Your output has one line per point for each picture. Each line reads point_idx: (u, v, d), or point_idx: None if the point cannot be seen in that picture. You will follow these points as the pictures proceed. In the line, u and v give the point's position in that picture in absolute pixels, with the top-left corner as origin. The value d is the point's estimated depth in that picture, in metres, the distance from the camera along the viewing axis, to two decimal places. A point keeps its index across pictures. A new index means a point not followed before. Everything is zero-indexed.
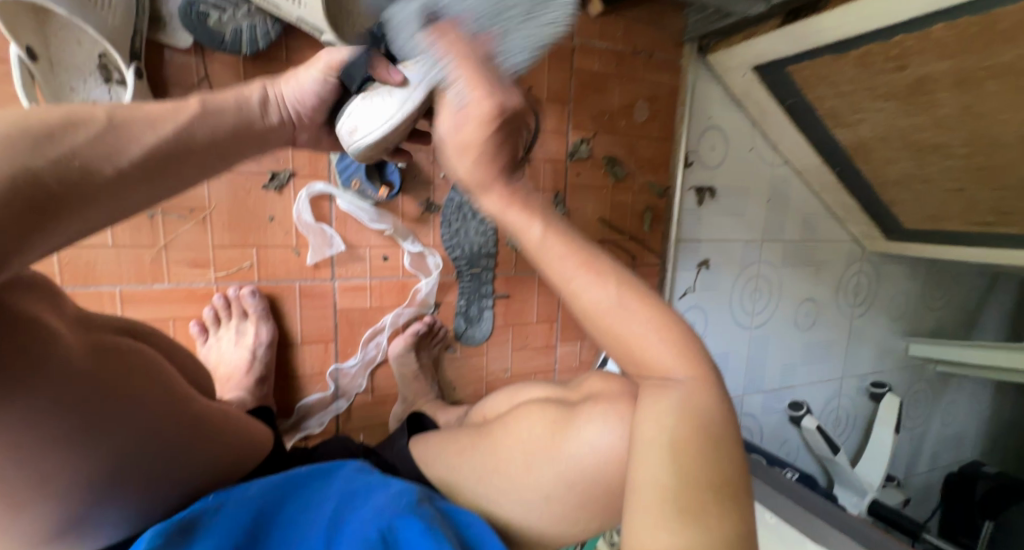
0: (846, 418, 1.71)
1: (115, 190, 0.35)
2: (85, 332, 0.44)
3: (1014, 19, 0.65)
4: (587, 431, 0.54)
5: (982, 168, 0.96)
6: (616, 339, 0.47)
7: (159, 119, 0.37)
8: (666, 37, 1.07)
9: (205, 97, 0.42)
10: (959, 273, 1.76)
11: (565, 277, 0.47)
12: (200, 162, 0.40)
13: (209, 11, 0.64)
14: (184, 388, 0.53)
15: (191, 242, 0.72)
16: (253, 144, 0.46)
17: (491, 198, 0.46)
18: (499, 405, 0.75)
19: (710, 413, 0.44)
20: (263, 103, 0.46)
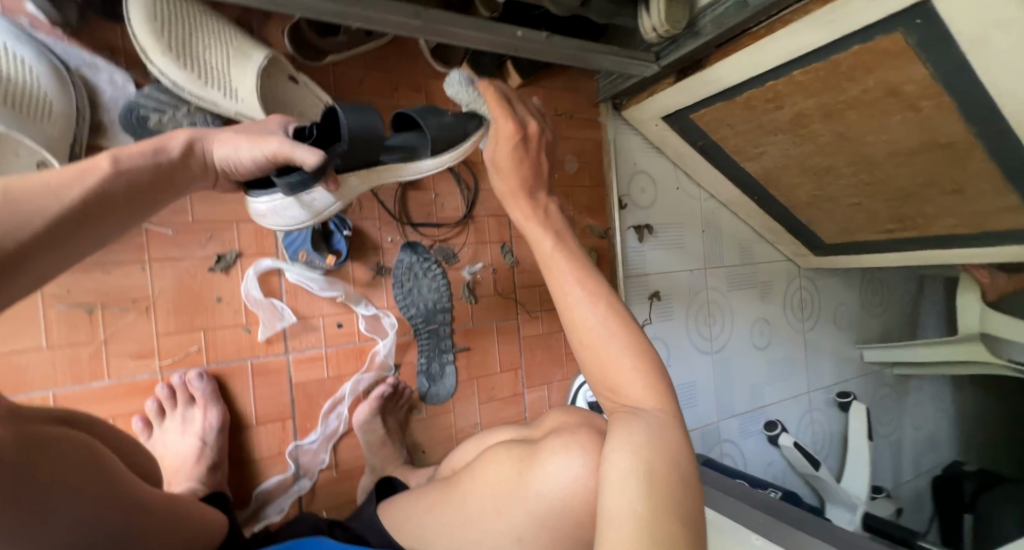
0: (823, 432, 1.73)
1: (19, 266, 0.34)
2: (14, 424, 0.43)
3: (850, 61, 0.78)
4: (551, 465, 0.53)
5: (870, 184, 1.08)
6: (596, 357, 0.49)
7: (66, 182, 0.38)
8: (583, 100, 1.19)
9: (118, 152, 0.43)
10: (890, 279, 1.90)
11: (563, 287, 0.52)
12: (111, 221, 0.41)
13: (150, 114, 0.67)
14: (128, 477, 0.52)
15: (133, 334, 0.71)
16: (165, 192, 0.47)
17: (517, 209, 0.58)
18: (468, 452, 0.74)
19: (681, 448, 0.43)
20: (185, 152, 0.49)
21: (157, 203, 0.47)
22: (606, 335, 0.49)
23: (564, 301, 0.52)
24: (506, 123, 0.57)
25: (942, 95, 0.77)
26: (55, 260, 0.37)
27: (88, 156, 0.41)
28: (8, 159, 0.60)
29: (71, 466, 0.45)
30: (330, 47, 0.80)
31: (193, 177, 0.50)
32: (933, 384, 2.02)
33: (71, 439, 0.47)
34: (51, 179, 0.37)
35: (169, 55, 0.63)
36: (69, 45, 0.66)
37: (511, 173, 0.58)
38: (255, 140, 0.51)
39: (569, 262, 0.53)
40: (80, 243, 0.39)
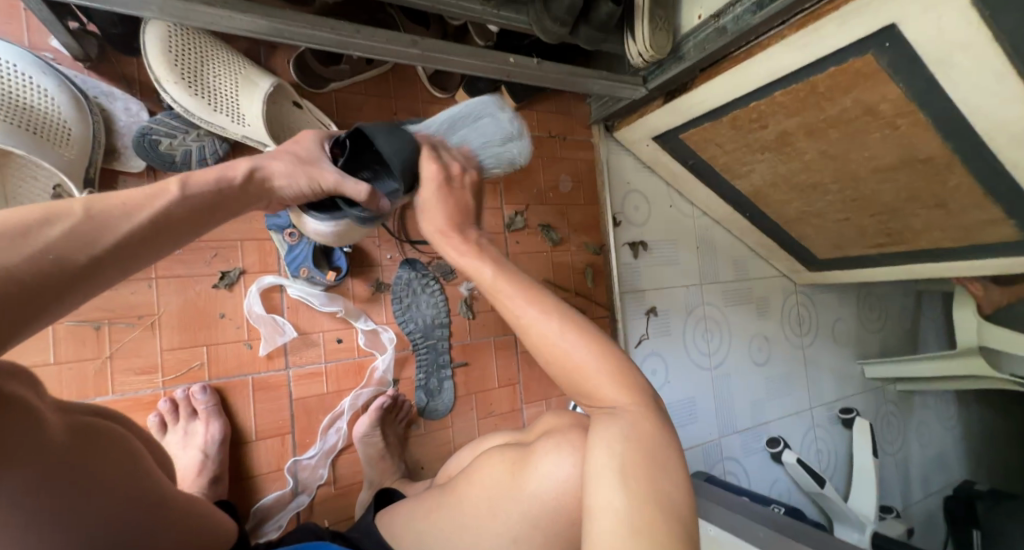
0: (827, 450, 1.70)
1: (90, 276, 0.37)
2: (63, 412, 0.44)
3: (827, 82, 0.82)
4: (544, 465, 0.54)
5: (856, 200, 1.11)
6: (563, 367, 0.50)
7: (134, 207, 0.42)
8: (576, 122, 1.24)
9: (185, 180, 0.47)
10: (886, 294, 1.91)
11: (515, 310, 0.52)
12: (174, 235, 0.45)
13: (161, 138, 0.69)
14: (151, 466, 0.52)
15: (138, 349, 0.73)
16: (229, 211, 0.50)
17: (453, 243, 0.57)
18: (463, 459, 0.75)
19: (659, 438, 0.45)
20: (246, 180, 0.52)
21: (222, 220, 0.50)
22: (567, 345, 0.50)
23: (519, 324, 0.52)
24: (443, 154, 0.64)
25: (916, 113, 0.80)
26: (125, 271, 0.41)
27: (157, 185, 0.45)
28: (26, 181, 0.63)
29: (108, 458, 0.46)
30: (332, 75, 0.85)
31: (255, 199, 0.53)
32: (937, 401, 2.01)
33: (109, 433, 0.48)
34: (121, 200, 0.41)
35: (181, 83, 0.68)
36: (90, 76, 0.70)
37: (443, 207, 0.59)
38: (314, 175, 0.57)
39: (518, 282, 0.53)
40: (145, 256, 0.42)
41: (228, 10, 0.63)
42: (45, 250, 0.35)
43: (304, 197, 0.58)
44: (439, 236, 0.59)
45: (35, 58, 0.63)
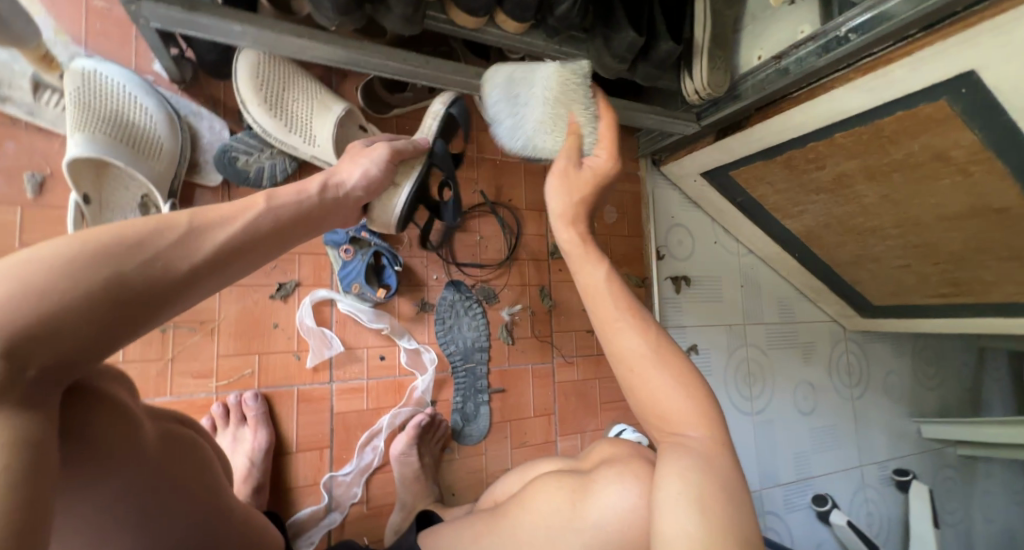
0: (880, 514, 1.57)
1: (188, 284, 0.37)
2: (158, 421, 0.44)
3: (893, 126, 0.80)
4: (606, 496, 0.53)
5: (919, 246, 1.06)
6: (644, 393, 0.48)
7: (231, 217, 0.41)
8: (623, 154, 1.25)
9: (272, 193, 0.46)
10: (944, 348, 1.80)
11: (612, 318, 0.50)
12: (261, 251, 0.43)
13: (239, 155, 0.75)
14: (220, 476, 0.52)
15: (198, 354, 0.76)
16: (310, 225, 0.50)
17: (570, 234, 0.54)
18: (512, 484, 0.72)
19: (731, 472, 0.43)
20: (319, 191, 0.51)
21: (304, 232, 0.50)
22: (653, 364, 0.48)
23: (611, 328, 0.50)
24: (603, 161, 0.56)
25: (993, 161, 0.76)
26: (220, 282, 0.40)
27: (250, 195, 0.44)
28: (118, 191, 0.68)
29: (190, 463, 0.46)
30: (396, 102, 0.89)
31: (331, 212, 0.53)
32: (1004, 470, 1.84)
33: (190, 438, 0.48)
34: (222, 210, 0.40)
35: (263, 106, 0.73)
36: (182, 97, 0.76)
37: (585, 199, 0.55)
38: (370, 153, 0.61)
39: (620, 295, 0.51)
40: (240, 264, 0.42)
41: (312, 41, 0.67)
42: (151, 260, 0.34)
43: (374, 179, 0.59)
44: (557, 215, 0.55)
45: (142, 80, 0.69)
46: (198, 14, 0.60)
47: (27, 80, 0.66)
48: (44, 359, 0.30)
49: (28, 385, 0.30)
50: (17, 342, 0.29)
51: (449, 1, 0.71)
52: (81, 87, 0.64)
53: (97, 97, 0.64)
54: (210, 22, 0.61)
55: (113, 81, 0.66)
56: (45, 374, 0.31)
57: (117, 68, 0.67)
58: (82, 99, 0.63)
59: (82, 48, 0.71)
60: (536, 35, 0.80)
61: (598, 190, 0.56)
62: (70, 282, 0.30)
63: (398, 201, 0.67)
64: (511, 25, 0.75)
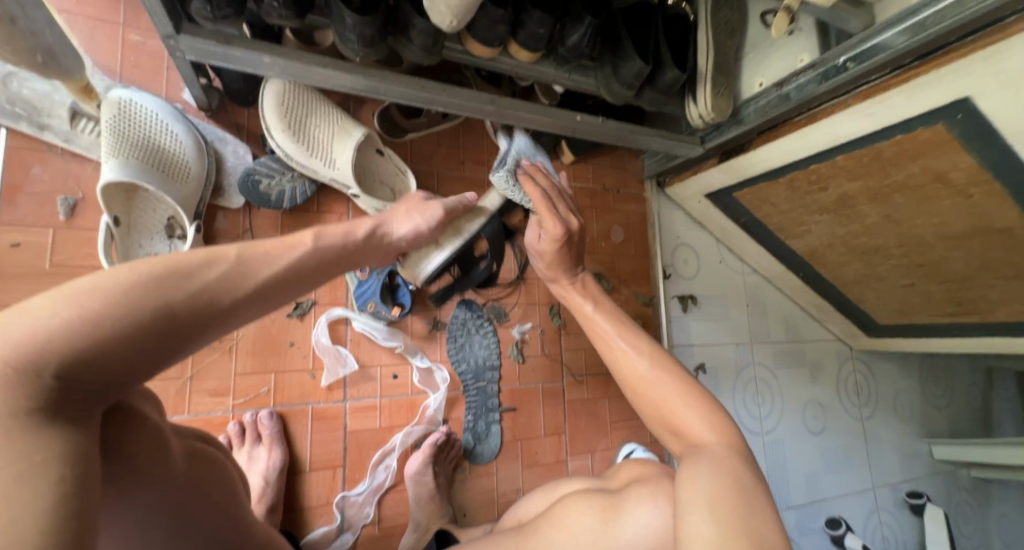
0: (896, 539, 1.53)
1: (227, 317, 0.40)
2: (183, 438, 0.46)
3: (892, 149, 0.82)
4: (638, 513, 0.53)
5: (923, 265, 1.08)
6: (653, 406, 0.55)
7: (276, 255, 0.44)
8: (629, 176, 1.28)
9: (320, 231, 0.50)
10: (952, 367, 1.79)
11: (612, 346, 0.60)
12: (297, 285, 0.46)
13: (261, 178, 0.78)
14: (241, 496, 0.52)
15: (215, 372, 0.77)
16: (347, 265, 0.53)
17: (560, 287, 0.70)
18: (535, 504, 0.73)
19: (747, 477, 0.45)
20: (367, 236, 0.55)
21: (337, 274, 0.52)
22: (653, 382, 0.55)
23: (613, 356, 0.60)
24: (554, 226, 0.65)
25: (991, 183, 0.79)
26: (256, 315, 0.43)
27: (297, 233, 0.48)
28: (146, 213, 0.70)
29: (215, 484, 0.47)
30: (411, 127, 0.93)
31: (372, 253, 0.56)
32: (1019, 493, 1.81)
33: (215, 457, 0.49)
34: (267, 248, 0.44)
35: (286, 130, 0.76)
36: (209, 124, 0.80)
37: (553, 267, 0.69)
38: (425, 211, 0.64)
39: (613, 321, 0.63)
40: (274, 301, 0.45)
41: (336, 71, 0.71)
42: (196, 293, 0.37)
43: (420, 236, 0.63)
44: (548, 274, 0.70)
45: (173, 109, 0.73)
46: (232, 47, 0.64)
47: (65, 109, 0.69)
48: (86, 383, 0.33)
49: (72, 406, 0.32)
50: (71, 364, 0.31)
51: (465, 34, 0.74)
52: (116, 115, 0.67)
53: (130, 125, 0.67)
54: (241, 54, 0.65)
55: (146, 110, 0.69)
56: (87, 398, 0.33)
57: (151, 98, 0.71)
58: (117, 127, 0.66)
59: (117, 80, 0.75)
60: (546, 64, 0.83)
61: (573, 249, 0.68)
62: (122, 308, 0.33)
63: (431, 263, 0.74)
64: (524, 55, 0.79)
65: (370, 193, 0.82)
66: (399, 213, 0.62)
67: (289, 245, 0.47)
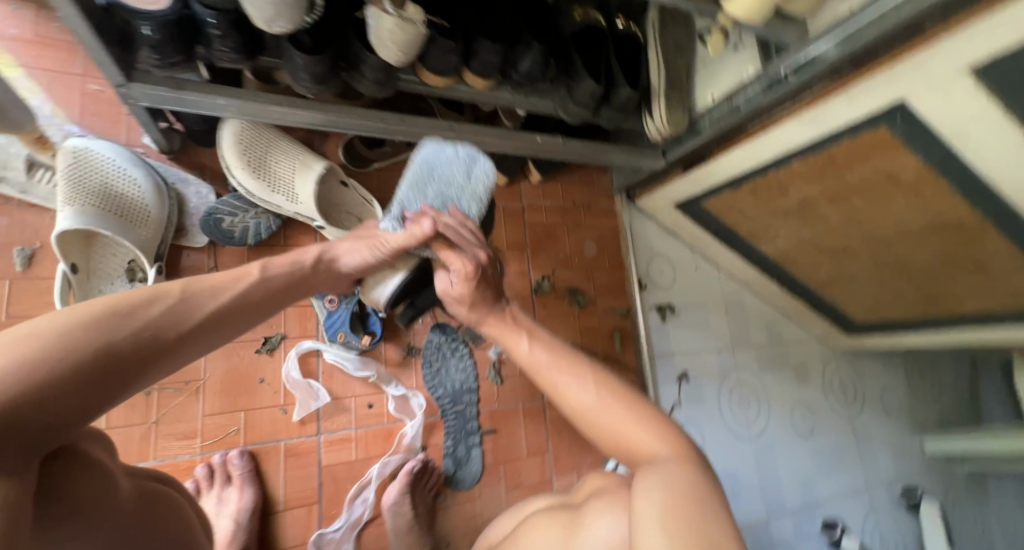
0: (894, 538, 1.52)
1: (172, 349, 0.41)
2: (132, 479, 0.44)
3: (844, 152, 0.85)
4: (596, 527, 0.52)
5: (889, 263, 1.09)
6: (601, 431, 0.56)
7: (219, 289, 0.47)
8: (599, 191, 1.30)
9: (267, 262, 0.54)
10: (937, 361, 1.81)
11: (555, 382, 0.60)
12: (243, 315, 0.49)
13: (223, 216, 0.78)
14: (197, 538, 0.50)
15: (183, 414, 0.77)
16: (291, 295, 0.56)
17: (484, 319, 0.69)
18: (502, 526, 0.72)
19: (698, 485, 0.45)
20: (315, 262, 0.60)
21: (279, 306, 0.55)
22: (601, 410, 0.56)
23: (557, 392, 0.60)
24: (461, 267, 0.65)
25: (939, 180, 0.80)
26: (199, 347, 0.45)
27: (242, 267, 0.52)
28: (106, 258, 0.71)
29: (165, 530, 0.44)
30: (376, 156, 0.94)
31: (319, 282, 0.61)
32: (1017, 484, 1.80)
33: (170, 500, 0.47)
34: (208, 282, 0.47)
35: (247, 169, 0.76)
36: (171, 165, 0.80)
37: (476, 300, 0.68)
38: (374, 243, 0.65)
39: (551, 357, 0.63)
40: (222, 333, 0.47)
41: (292, 108, 0.72)
42: (144, 327, 0.39)
43: (367, 266, 0.65)
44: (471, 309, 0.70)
45: (130, 153, 0.73)
46: (186, 92, 0.65)
47: (21, 161, 0.69)
48: (35, 425, 0.32)
49: (13, 453, 0.30)
50: (21, 406, 0.30)
51: (418, 65, 0.76)
52: (71, 164, 0.68)
53: (87, 172, 0.68)
54: (197, 98, 0.66)
55: (103, 157, 0.70)
56: (35, 436, 0.32)
57: (107, 144, 0.71)
58: (73, 175, 0.67)
59: (76, 129, 0.76)
60: (503, 90, 0.85)
61: (488, 283, 0.69)
62: (74, 343, 0.34)
63: (387, 285, 0.69)
64: (479, 82, 0.81)
65: (335, 224, 0.83)
66: (346, 246, 0.64)
67: (233, 278, 0.50)
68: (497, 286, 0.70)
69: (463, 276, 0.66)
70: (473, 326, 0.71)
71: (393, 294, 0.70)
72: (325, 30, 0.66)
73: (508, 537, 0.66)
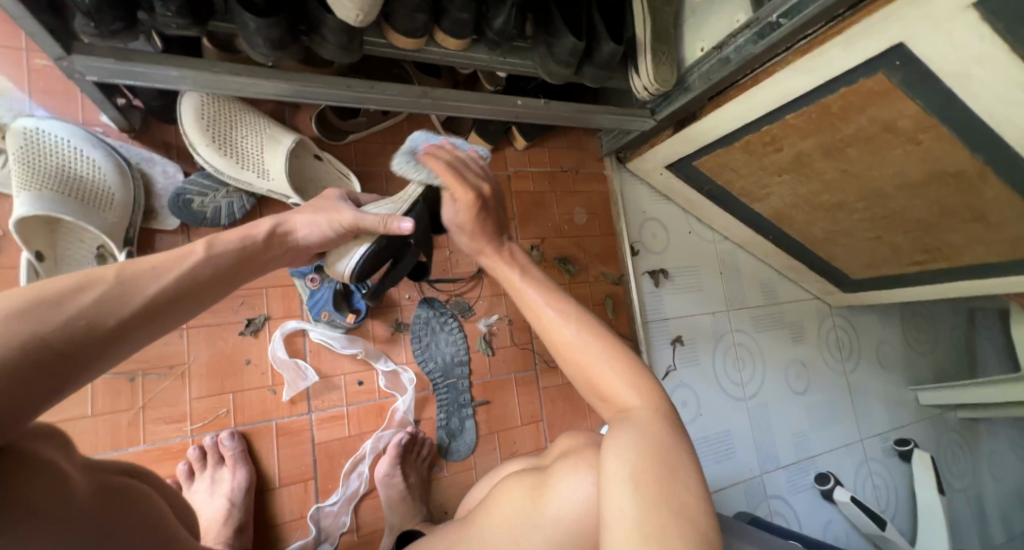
0: (886, 486, 1.55)
1: (113, 341, 0.38)
2: (91, 473, 0.42)
3: (839, 103, 0.81)
4: (564, 485, 0.54)
5: (886, 217, 1.06)
6: (582, 373, 0.55)
7: (163, 269, 0.43)
8: (588, 155, 1.26)
9: (212, 240, 0.50)
10: (934, 314, 1.80)
11: (541, 312, 0.59)
12: (192, 299, 0.45)
13: (193, 197, 0.75)
14: (173, 525, 0.49)
15: (170, 399, 0.76)
16: (246, 271, 0.53)
17: (485, 251, 0.67)
18: (479, 491, 0.75)
19: (667, 443, 0.44)
20: (269, 236, 0.55)
21: (235, 282, 0.52)
22: (582, 348, 0.55)
23: (541, 324, 0.59)
24: (463, 194, 0.61)
25: (938, 128, 0.77)
26: (147, 335, 0.41)
27: (187, 244, 0.47)
28: (73, 245, 0.68)
29: (126, 522, 0.43)
30: (351, 128, 0.90)
31: (276, 257, 0.56)
32: (1009, 431, 1.83)
33: (133, 493, 0.45)
34: (150, 263, 0.43)
35: (212, 146, 0.73)
36: (134, 145, 0.77)
37: (473, 229, 0.65)
38: (334, 216, 0.61)
39: (537, 290, 0.61)
40: (167, 320, 0.43)
41: (252, 78, 0.68)
42: (74, 318, 0.35)
43: (326, 241, 0.61)
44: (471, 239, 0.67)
45: (86, 133, 0.70)
46: (134, 64, 0.61)
47: None
48: None
49: None
50: None
51: (385, 26, 0.71)
52: (23, 146, 0.64)
53: (40, 156, 0.65)
54: (148, 70, 0.62)
55: (58, 139, 0.67)
56: None
57: (60, 124, 0.68)
58: (26, 158, 0.64)
59: (29, 110, 0.72)
60: (478, 50, 0.80)
61: (490, 214, 0.65)
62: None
63: (352, 257, 0.64)
64: (452, 43, 0.76)
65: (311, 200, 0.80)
66: (303, 217, 0.60)
67: (177, 257, 0.45)
68: (498, 218, 0.67)
69: (465, 204, 0.62)
70: (475, 256, 0.70)
71: (360, 267, 0.64)
72: None
73: (482, 503, 0.68)
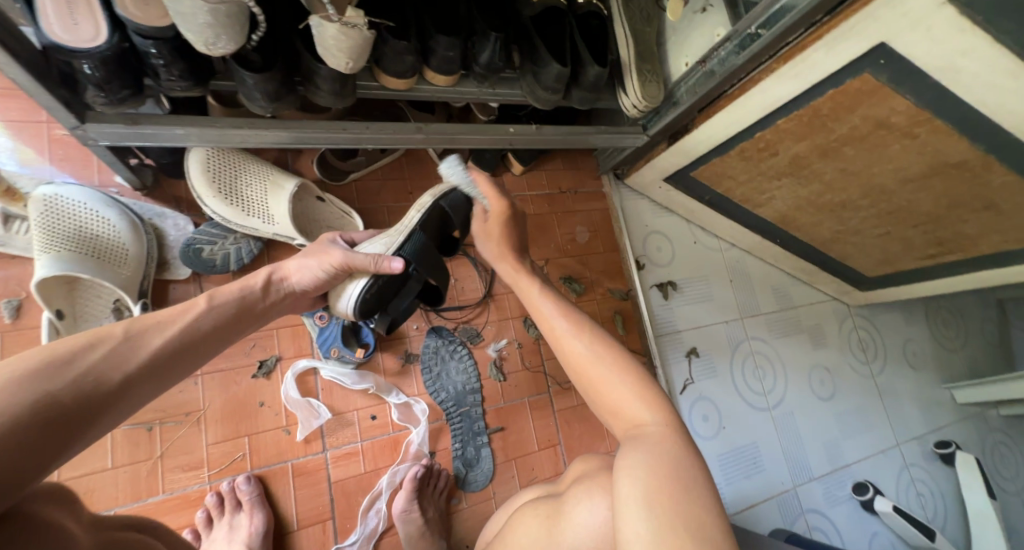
0: (931, 494, 1.47)
1: (121, 395, 0.40)
2: (98, 531, 0.42)
3: (829, 105, 0.81)
4: (578, 513, 0.53)
5: (893, 212, 1.04)
6: (591, 386, 0.55)
7: (167, 323, 0.47)
8: (585, 174, 1.27)
9: (213, 292, 0.53)
10: (959, 307, 1.75)
11: (553, 324, 0.61)
12: (196, 351, 0.49)
13: (202, 246, 0.77)
14: None
15: (187, 446, 0.77)
16: (245, 323, 0.56)
17: (506, 266, 0.72)
18: (497, 521, 0.74)
19: (681, 461, 0.43)
20: (265, 286, 0.59)
21: (236, 333, 0.55)
22: (593, 359, 0.56)
23: (556, 337, 0.60)
24: (496, 203, 0.70)
25: (933, 121, 0.76)
26: (152, 390, 0.44)
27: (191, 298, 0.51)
28: (92, 301, 0.71)
29: None
30: (350, 168, 0.93)
31: (273, 305, 0.60)
32: None
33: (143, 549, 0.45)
34: (156, 318, 0.46)
35: (218, 196, 0.76)
36: (146, 202, 0.81)
37: (498, 242, 0.72)
38: (324, 257, 0.64)
39: (552, 299, 0.64)
40: (170, 375, 0.46)
41: (253, 129, 0.71)
42: (83, 374, 0.38)
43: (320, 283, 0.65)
44: (496, 256, 0.73)
45: (102, 194, 0.74)
46: (142, 126, 0.65)
47: None
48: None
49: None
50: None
51: (376, 69, 0.74)
52: (43, 212, 0.68)
53: (60, 220, 0.68)
54: (156, 131, 0.66)
55: (75, 202, 0.71)
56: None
57: (77, 188, 0.72)
58: (47, 223, 0.67)
59: (49, 177, 0.76)
60: (468, 84, 0.83)
61: (515, 230, 0.72)
62: (16, 392, 0.33)
63: (348, 296, 0.67)
64: (441, 80, 0.79)
65: None
66: (292, 263, 0.63)
67: (181, 311, 0.49)
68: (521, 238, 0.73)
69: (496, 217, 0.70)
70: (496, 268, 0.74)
71: (359, 303, 0.67)
72: (273, 47, 0.65)
73: (497, 535, 0.66)
